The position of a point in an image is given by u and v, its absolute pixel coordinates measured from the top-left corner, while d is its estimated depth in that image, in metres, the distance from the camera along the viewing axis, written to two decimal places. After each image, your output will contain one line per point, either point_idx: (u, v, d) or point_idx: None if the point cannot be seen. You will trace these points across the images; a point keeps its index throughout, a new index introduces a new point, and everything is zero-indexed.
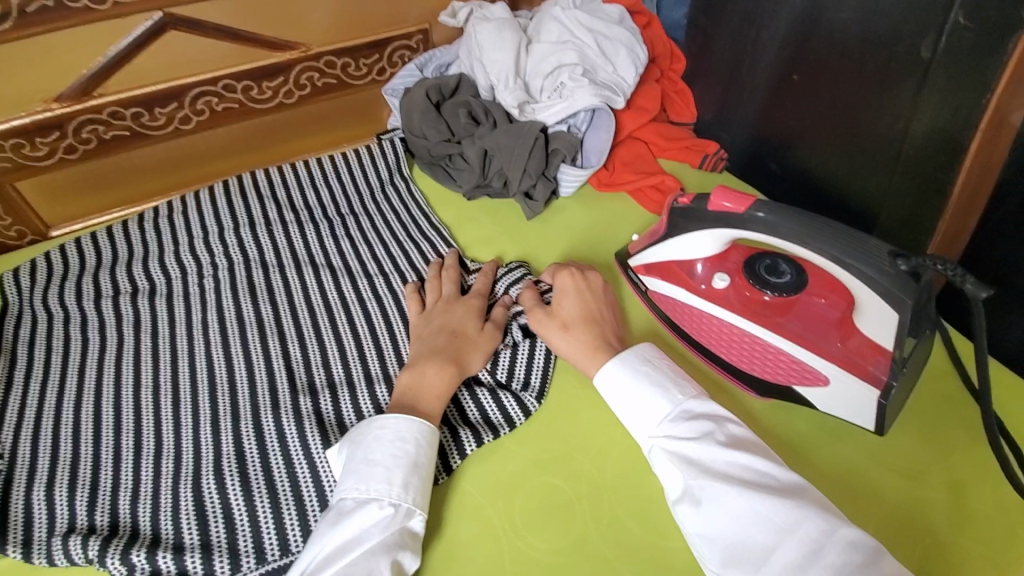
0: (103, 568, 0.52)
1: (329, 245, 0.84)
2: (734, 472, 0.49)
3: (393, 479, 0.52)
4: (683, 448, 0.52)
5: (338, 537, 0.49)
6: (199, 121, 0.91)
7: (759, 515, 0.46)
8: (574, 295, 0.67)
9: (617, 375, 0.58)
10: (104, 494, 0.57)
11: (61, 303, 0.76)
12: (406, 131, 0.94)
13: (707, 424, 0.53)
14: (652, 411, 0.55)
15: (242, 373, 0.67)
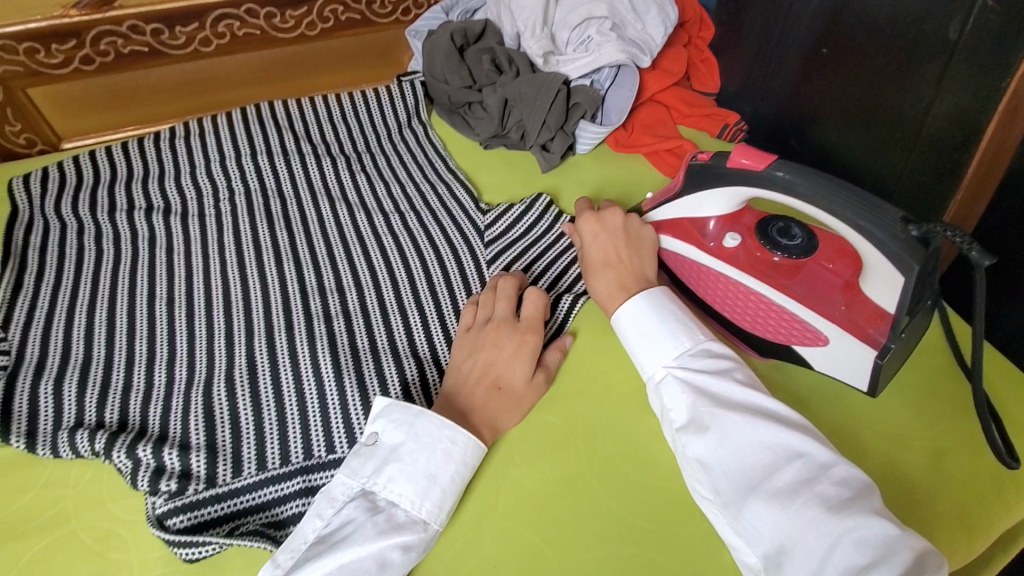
0: (109, 461, 0.54)
1: (346, 180, 0.85)
2: (743, 403, 0.52)
3: (446, 508, 0.51)
4: (697, 378, 0.54)
5: (383, 551, 0.48)
6: (219, 45, 0.90)
7: (763, 439, 0.49)
8: (600, 241, 0.68)
9: (640, 311, 0.60)
10: (114, 393, 0.59)
11: (75, 214, 0.77)
12: (428, 74, 0.94)
13: (724, 362, 0.55)
14: (670, 344, 0.57)
15: (257, 292, 0.68)
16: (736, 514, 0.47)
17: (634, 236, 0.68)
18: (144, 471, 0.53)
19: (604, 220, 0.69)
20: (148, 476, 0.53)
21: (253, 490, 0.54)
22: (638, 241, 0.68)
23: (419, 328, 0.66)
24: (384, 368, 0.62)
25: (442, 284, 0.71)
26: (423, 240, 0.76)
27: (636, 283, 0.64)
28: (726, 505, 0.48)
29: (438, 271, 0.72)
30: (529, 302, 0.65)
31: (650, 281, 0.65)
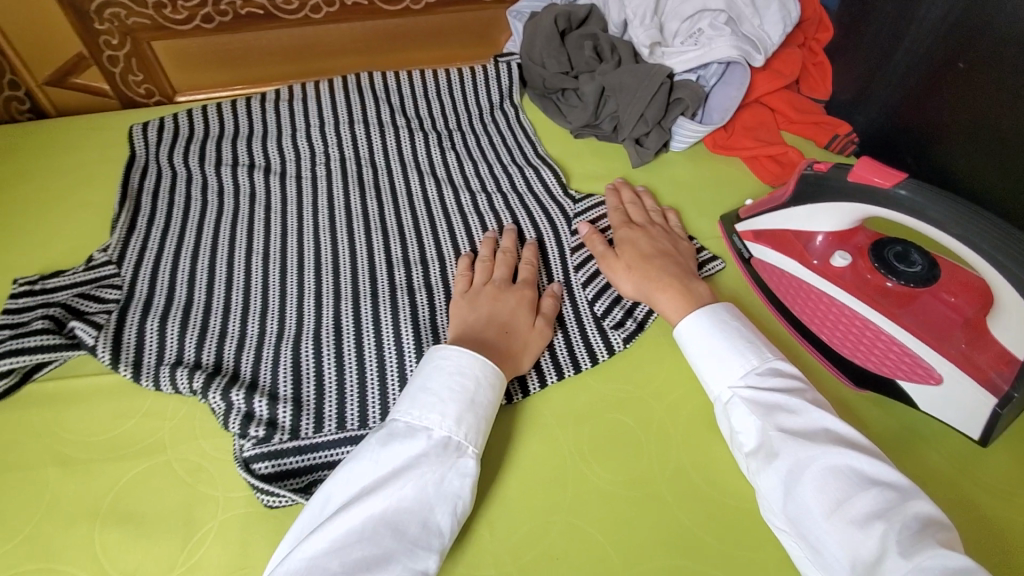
0: (204, 401, 0.57)
1: (436, 156, 0.86)
2: (816, 427, 0.49)
3: (455, 417, 0.52)
4: (766, 399, 0.52)
5: (387, 458, 0.48)
6: (328, 12, 0.92)
7: (839, 465, 0.46)
8: (648, 239, 0.69)
9: (703, 322, 0.58)
10: (212, 336, 0.62)
11: (186, 163, 0.83)
12: (526, 57, 0.94)
13: (792, 382, 0.53)
14: (738, 361, 0.55)
15: (345, 256, 0.71)
16: (814, 544, 0.45)
17: (672, 238, 0.70)
18: (235, 414, 0.56)
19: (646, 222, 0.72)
20: (238, 420, 0.56)
21: (333, 448, 0.55)
22: (683, 243, 0.70)
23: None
24: None
25: None
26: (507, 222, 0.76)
27: (683, 278, 0.64)
28: (802, 535, 0.46)
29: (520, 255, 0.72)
30: (523, 269, 0.68)
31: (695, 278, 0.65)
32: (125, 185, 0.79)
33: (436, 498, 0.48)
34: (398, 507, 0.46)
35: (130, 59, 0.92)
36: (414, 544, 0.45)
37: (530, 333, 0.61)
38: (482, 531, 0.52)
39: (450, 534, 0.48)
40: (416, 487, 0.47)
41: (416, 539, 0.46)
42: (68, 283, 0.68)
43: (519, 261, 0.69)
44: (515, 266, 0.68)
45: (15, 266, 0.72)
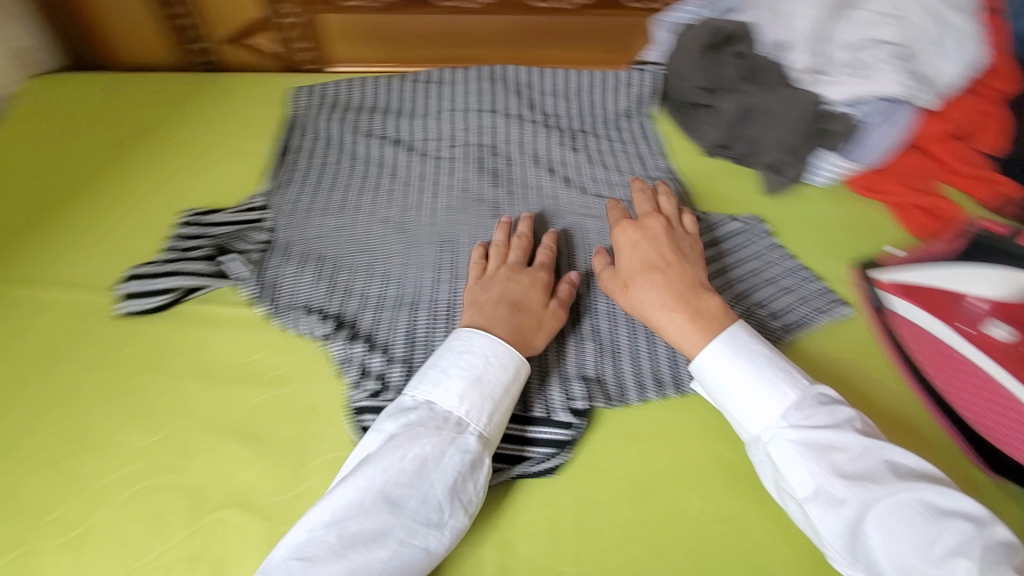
0: (327, 348, 0.63)
1: (565, 155, 0.88)
2: (876, 460, 0.47)
3: (461, 396, 0.53)
4: (813, 432, 0.49)
5: (389, 438, 0.51)
6: (484, 4, 0.96)
7: (914, 502, 0.44)
8: (632, 244, 0.66)
9: (734, 348, 0.55)
10: (339, 291, 0.67)
11: (335, 129, 0.89)
12: (670, 68, 0.94)
13: (835, 407, 0.50)
14: (776, 392, 0.52)
15: (467, 238, 0.74)
16: None
17: (677, 240, 0.66)
18: (353, 366, 0.61)
19: (639, 222, 0.68)
20: (354, 372, 0.61)
21: None
22: (684, 243, 0.66)
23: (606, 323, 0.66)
24: (566, 348, 0.64)
25: None
26: None
27: (692, 291, 0.60)
28: None
29: None
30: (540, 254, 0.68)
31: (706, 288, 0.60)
32: (283, 142, 0.87)
33: (436, 478, 0.49)
34: (396, 481, 0.48)
35: (303, 28, 1.01)
36: (415, 523, 0.47)
37: (542, 318, 0.62)
38: (565, 527, 0.53)
39: (461, 513, 0.49)
40: (416, 465, 0.49)
41: (418, 518, 0.47)
42: (225, 221, 0.77)
43: (531, 244, 0.70)
44: (529, 252, 0.69)
45: (181, 197, 0.81)
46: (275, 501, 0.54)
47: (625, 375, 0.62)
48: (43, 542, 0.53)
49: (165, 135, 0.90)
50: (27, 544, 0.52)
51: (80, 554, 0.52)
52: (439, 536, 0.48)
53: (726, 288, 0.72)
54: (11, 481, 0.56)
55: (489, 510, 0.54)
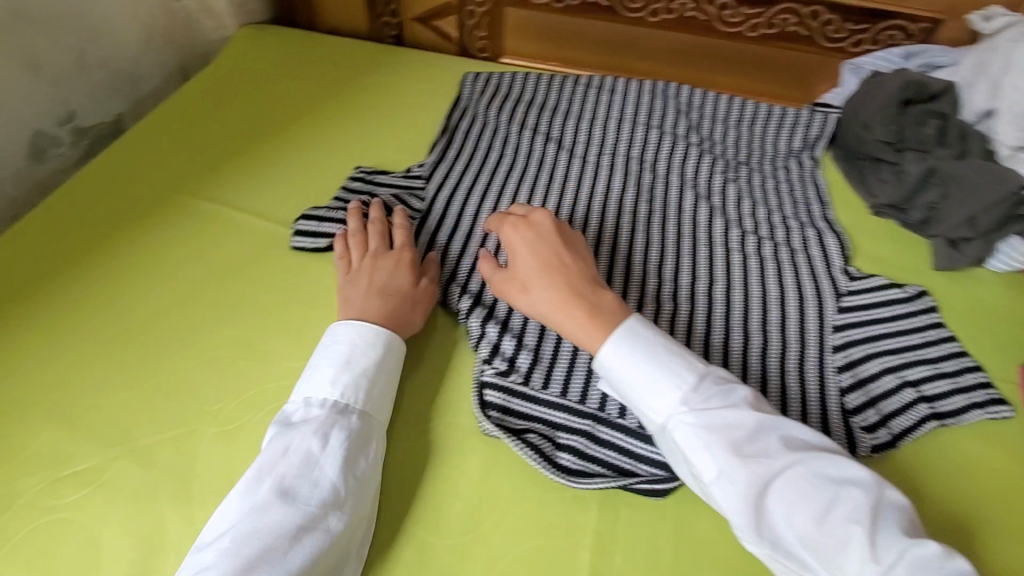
0: (463, 321, 0.67)
1: (717, 182, 0.86)
2: (770, 436, 0.51)
3: (349, 388, 0.57)
4: (712, 416, 0.52)
5: (277, 443, 0.53)
6: (665, 19, 0.98)
7: (806, 473, 0.49)
8: (527, 246, 0.64)
9: (637, 336, 0.57)
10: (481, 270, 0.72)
11: (496, 116, 0.93)
12: (851, 116, 0.91)
13: (726, 387, 0.54)
14: (674, 381, 0.54)
15: (609, 246, 0.77)
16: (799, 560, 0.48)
17: (567, 239, 0.65)
18: (485, 343, 0.65)
19: (527, 219, 0.66)
20: (486, 349, 0.64)
21: (549, 408, 0.61)
22: (568, 236, 0.66)
23: (735, 369, 0.67)
24: None
25: (774, 326, 0.70)
26: (772, 275, 0.75)
27: (581, 295, 0.60)
28: (779, 548, 0.49)
29: (775, 310, 0.72)
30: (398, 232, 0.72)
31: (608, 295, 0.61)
32: (447, 121, 0.92)
33: (328, 460, 0.52)
34: (288, 475, 0.51)
35: (483, 18, 1.06)
36: (315, 501, 0.50)
37: (412, 298, 0.66)
38: (661, 546, 0.54)
39: (359, 490, 0.53)
40: (309, 449, 0.53)
41: (317, 496, 0.51)
42: (390, 183, 0.83)
43: (389, 228, 0.73)
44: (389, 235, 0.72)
45: (356, 154, 0.89)
46: (400, 445, 0.59)
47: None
48: (198, 428, 0.59)
49: (345, 95, 0.98)
50: (186, 425, 0.59)
51: (229, 446, 0.58)
52: (344, 513, 0.51)
53: (875, 357, 0.69)
54: (181, 367, 0.63)
55: (592, 509, 0.56)
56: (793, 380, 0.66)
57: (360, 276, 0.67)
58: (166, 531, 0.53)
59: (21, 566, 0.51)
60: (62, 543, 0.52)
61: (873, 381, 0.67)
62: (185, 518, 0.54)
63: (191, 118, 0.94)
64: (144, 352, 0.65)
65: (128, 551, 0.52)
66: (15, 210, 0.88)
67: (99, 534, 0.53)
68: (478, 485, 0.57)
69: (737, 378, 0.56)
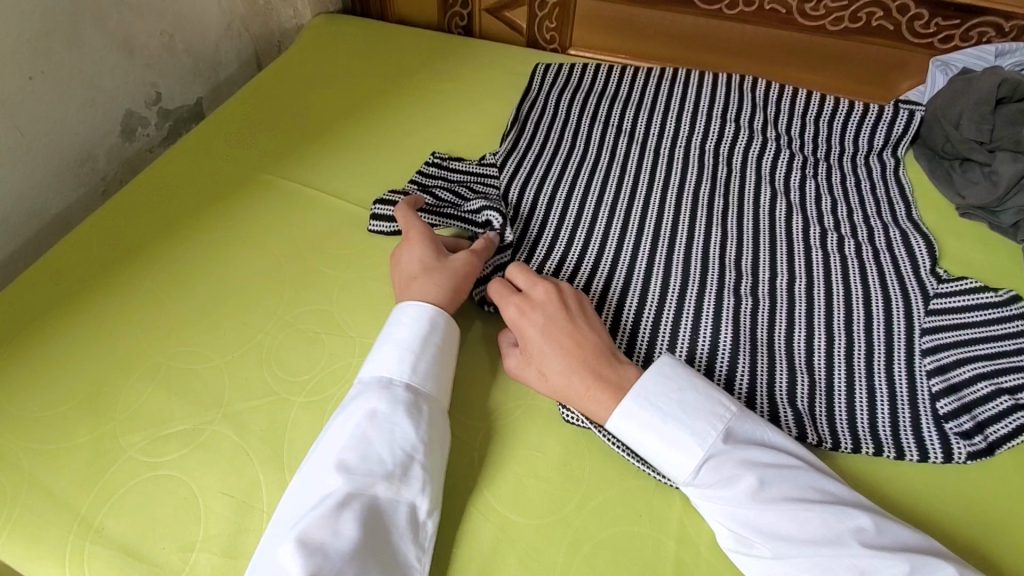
0: None
1: (794, 177, 0.85)
2: (780, 519, 0.48)
3: (411, 367, 0.57)
4: (717, 501, 0.50)
5: (339, 419, 0.54)
6: (744, 11, 0.98)
7: (818, 566, 0.46)
8: (534, 330, 0.59)
9: (641, 415, 0.54)
10: (555, 264, 0.73)
11: (567, 107, 0.93)
12: (937, 115, 0.88)
13: (735, 471, 0.50)
14: (680, 460, 0.52)
15: (684, 238, 0.76)
16: None
17: (572, 309, 0.60)
18: None
19: (532, 298, 0.61)
20: None
21: None
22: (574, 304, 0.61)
23: (820, 368, 0.65)
24: (777, 373, 0.65)
25: (860, 326, 0.68)
26: (855, 274, 0.73)
27: (600, 383, 0.55)
28: None
29: (860, 309, 0.70)
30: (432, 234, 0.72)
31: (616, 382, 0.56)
32: (517, 111, 0.91)
33: (393, 447, 0.52)
34: (343, 448, 0.51)
35: (554, 9, 1.07)
36: (385, 480, 0.50)
37: (450, 267, 0.66)
38: None
39: (428, 472, 0.52)
40: (374, 426, 0.52)
41: (387, 475, 0.51)
42: (464, 170, 0.84)
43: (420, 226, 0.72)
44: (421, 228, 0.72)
45: (430, 141, 0.90)
46: (480, 423, 0.60)
47: (835, 417, 0.62)
48: (288, 397, 0.61)
49: (418, 83, 1.00)
50: (275, 394, 0.61)
51: (317, 415, 0.60)
52: (405, 493, 0.50)
53: (968, 362, 0.65)
54: (270, 338, 0.65)
55: (676, 499, 0.55)
56: (881, 381, 0.64)
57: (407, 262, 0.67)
58: (261, 495, 0.55)
59: (126, 518, 0.54)
60: (162, 497, 0.55)
61: (967, 388, 0.63)
62: (278, 481, 0.55)
63: (270, 101, 0.96)
64: (235, 323, 0.67)
65: (225, 510, 0.54)
66: (106, 186, 0.93)
67: (198, 493, 0.55)
68: (561, 467, 0.57)
69: (754, 453, 0.51)
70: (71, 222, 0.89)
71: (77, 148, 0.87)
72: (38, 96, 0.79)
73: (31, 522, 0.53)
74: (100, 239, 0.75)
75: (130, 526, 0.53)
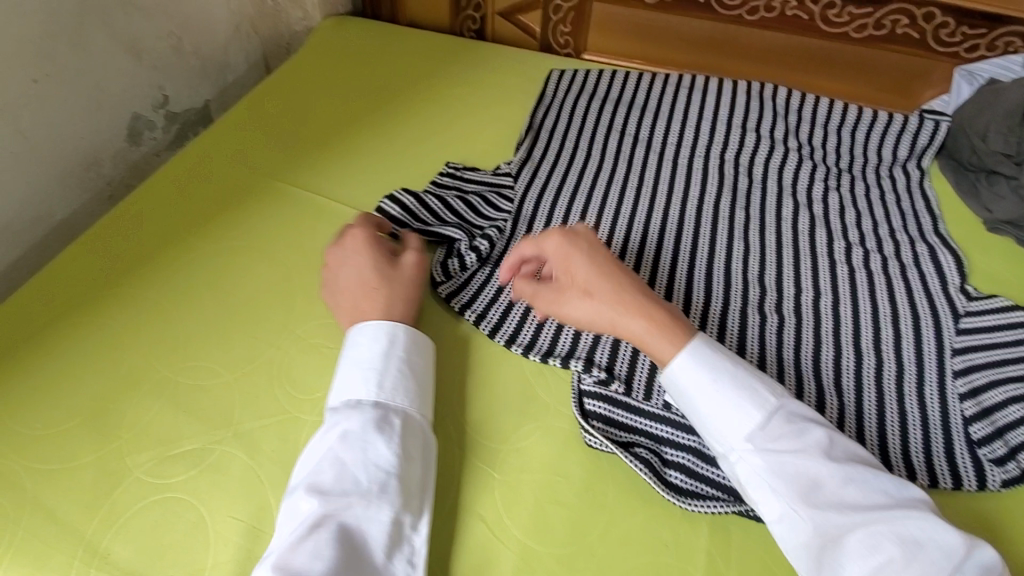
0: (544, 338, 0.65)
1: (816, 188, 0.83)
2: (847, 480, 0.47)
3: (377, 382, 0.55)
4: (782, 454, 0.48)
5: (312, 444, 0.52)
6: (764, 17, 0.96)
7: (887, 527, 0.44)
8: (581, 254, 0.60)
9: (712, 360, 0.53)
10: None
11: (582, 114, 0.91)
12: (964, 128, 0.85)
13: (803, 427, 0.50)
14: (746, 409, 0.51)
15: (704, 252, 0.74)
16: None
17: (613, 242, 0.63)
18: (576, 359, 0.62)
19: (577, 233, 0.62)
20: (580, 361, 0.62)
21: (653, 420, 0.59)
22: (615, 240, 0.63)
23: (850, 391, 0.63)
24: (805, 396, 0.63)
25: (889, 345, 0.66)
26: (881, 290, 0.71)
27: (649, 300, 0.57)
28: None
29: (888, 328, 0.68)
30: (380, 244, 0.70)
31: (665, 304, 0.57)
32: (531, 119, 0.89)
33: (367, 465, 0.50)
34: (316, 473, 0.50)
35: (570, 13, 1.05)
36: (361, 498, 0.48)
37: (407, 280, 0.65)
38: (777, 570, 0.51)
39: (404, 488, 0.50)
40: (344, 446, 0.50)
41: (363, 493, 0.49)
42: (479, 180, 0.82)
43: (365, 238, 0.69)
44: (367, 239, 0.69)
45: (442, 148, 0.88)
46: (498, 446, 0.58)
47: (868, 443, 0.60)
48: (300, 416, 0.59)
49: (430, 88, 0.98)
50: (286, 413, 0.59)
51: None
52: (381, 510, 0.48)
53: (1001, 384, 0.63)
54: (281, 353, 0.64)
55: (704, 530, 0.53)
56: (911, 404, 0.62)
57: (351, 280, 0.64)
58: (271, 520, 0.53)
59: (133, 543, 0.52)
60: (171, 521, 0.53)
61: (1001, 414, 0.61)
62: None
63: (279, 106, 0.94)
64: (244, 338, 0.65)
65: (236, 536, 0.52)
66: (112, 191, 0.91)
67: (208, 517, 0.53)
68: (583, 493, 0.55)
69: (815, 417, 0.51)
70: (76, 228, 0.87)
71: (83, 153, 0.85)
72: (43, 100, 0.77)
73: (34, 547, 0.52)
74: (105, 247, 0.73)
75: (137, 551, 0.51)
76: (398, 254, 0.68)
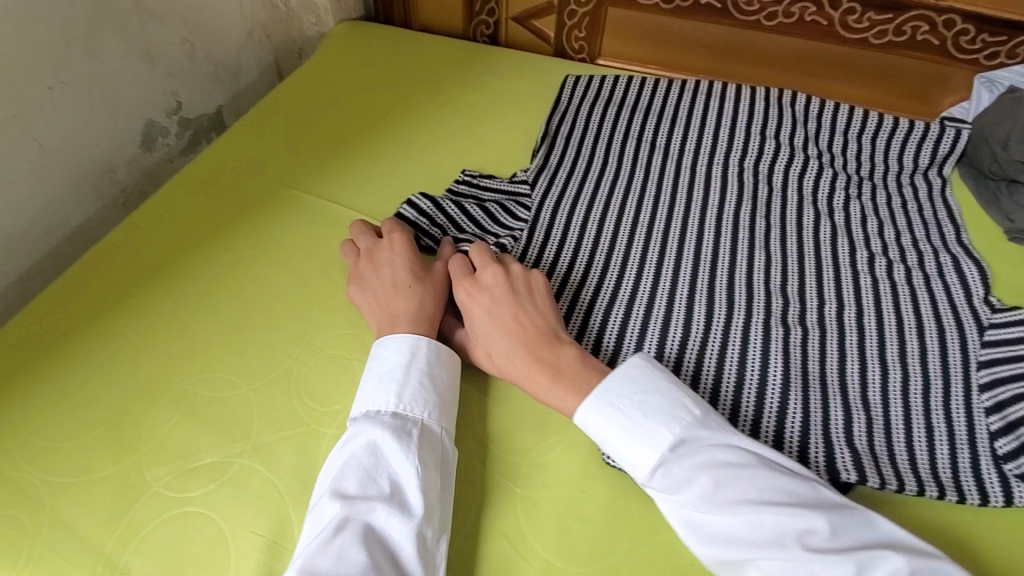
0: None
1: (837, 197, 0.82)
2: (737, 519, 0.47)
3: (399, 394, 0.55)
4: (672, 503, 0.50)
5: (333, 455, 0.52)
6: (783, 22, 0.95)
7: (772, 566, 0.45)
8: (482, 312, 0.61)
9: (600, 410, 0.53)
10: (591, 291, 0.71)
11: (599, 121, 0.90)
12: (986, 136, 0.84)
13: (687, 475, 0.49)
14: (634, 465, 0.51)
15: (724, 262, 0.73)
16: None
17: (519, 292, 0.62)
18: None
19: (479, 281, 0.63)
20: None
21: None
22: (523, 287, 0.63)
23: (876, 406, 0.62)
24: (830, 411, 0.62)
25: (914, 359, 0.65)
26: (905, 302, 0.70)
27: (545, 359, 0.57)
28: None
29: (913, 341, 0.67)
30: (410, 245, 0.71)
31: (563, 359, 0.57)
32: (547, 125, 0.88)
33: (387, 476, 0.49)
34: (337, 482, 0.49)
35: (584, 18, 1.04)
36: (382, 508, 0.48)
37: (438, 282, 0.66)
38: None
39: (428, 498, 0.50)
40: (366, 456, 0.50)
41: (383, 503, 0.48)
42: (495, 187, 0.81)
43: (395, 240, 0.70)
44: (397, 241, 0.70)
45: (457, 155, 0.87)
46: (518, 460, 0.57)
47: (896, 459, 0.59)
48: (319, 429, 0.58)
49: (444, 93, 0.97)
50: (305, 425, 0.59)
51: None
52: (402, 521, 0.48)
53: None
54: (299, 364, 0.63)
55: None
56: (938, 419, 0.61)
57: (380, 282, 0.65)
58: (292, 535, 0.53)
59: (153, 559, 0.51)
60: (191, 535, 0.52)
61: None
62: None
63: (292, 112, 0.94)
64: (262, 348, 0.64)
65: (257, 551, 0.52)
66: (126, 198, 0.90)
67: (228, 531, 0.53)
68: (606, 510, 0.54)
69: (708, 452, 0.50)
70: (91, 236, 0.86)
71: (97, 160, 0.84)
72: (57, 107, 0.77)
73: (53, 562, 0.51)
74: (121, 256, 0.73)
75: (157, 567, 0.51)
76: (432, 264, 0.70)
